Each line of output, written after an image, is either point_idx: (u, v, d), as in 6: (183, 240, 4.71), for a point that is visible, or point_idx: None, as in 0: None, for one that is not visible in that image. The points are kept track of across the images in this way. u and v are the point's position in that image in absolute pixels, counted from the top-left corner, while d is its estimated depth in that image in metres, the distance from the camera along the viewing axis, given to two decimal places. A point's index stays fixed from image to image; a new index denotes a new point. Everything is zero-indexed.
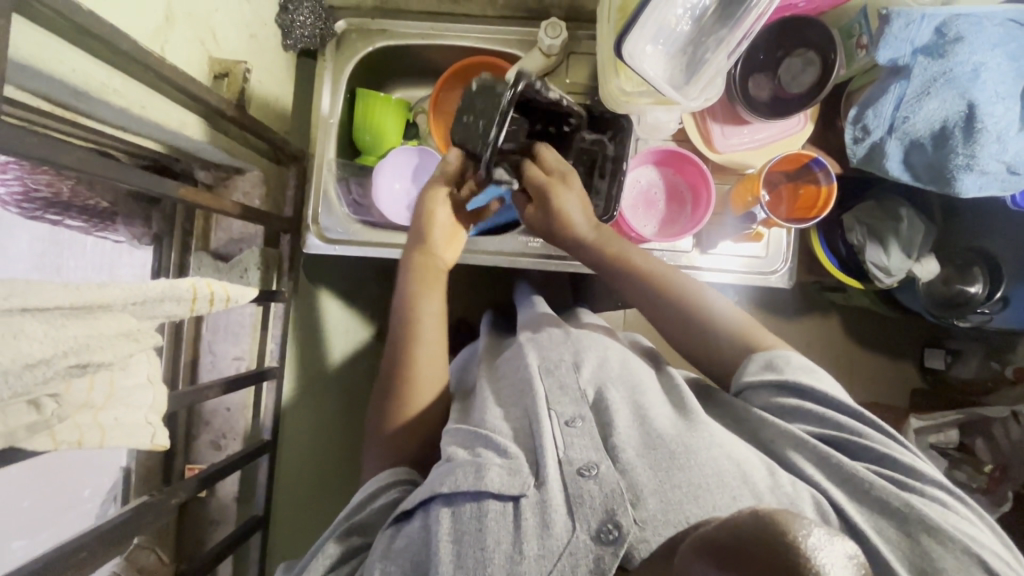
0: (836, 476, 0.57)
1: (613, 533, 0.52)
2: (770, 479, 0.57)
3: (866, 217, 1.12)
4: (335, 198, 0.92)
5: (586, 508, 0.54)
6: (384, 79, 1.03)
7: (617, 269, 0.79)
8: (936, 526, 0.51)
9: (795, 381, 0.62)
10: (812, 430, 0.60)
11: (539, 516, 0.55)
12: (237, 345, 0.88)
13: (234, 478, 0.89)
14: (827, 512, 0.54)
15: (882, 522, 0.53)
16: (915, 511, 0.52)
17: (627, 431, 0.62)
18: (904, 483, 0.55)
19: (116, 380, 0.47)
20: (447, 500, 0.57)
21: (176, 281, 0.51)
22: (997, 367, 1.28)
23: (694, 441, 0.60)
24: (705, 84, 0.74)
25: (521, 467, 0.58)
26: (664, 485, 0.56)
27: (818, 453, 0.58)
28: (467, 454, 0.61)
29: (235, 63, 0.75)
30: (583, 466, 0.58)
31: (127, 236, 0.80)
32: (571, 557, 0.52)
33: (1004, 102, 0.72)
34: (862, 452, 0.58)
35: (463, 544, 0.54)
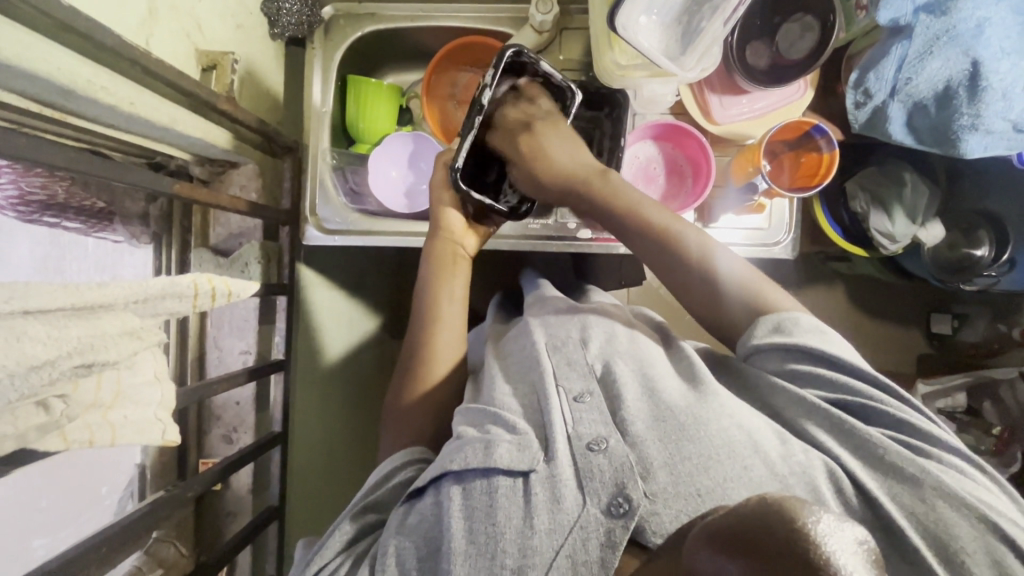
0: (849, 442, 0.57)
1: (624, 507, 0.53)
2: (784, 448, 0.57)
3: (869, 183, 1.12)
4: (331, 186, 0.91)
5: (596, 482, 0.55)
6: (374, 64, 1.01)
7: (617, 220, 0.76)
8: (950, 491, 0.51)
9: (805, 344, 0.61)
10: (826, 396, 0.60)
11: (549, 491, 0.55)
12: (243, 339, 0.89)
13: (248, 471, 0.90)
14: (841, 482, 0.54)
15: (895, 487, 0.54)
16: (930, 475, 0.52)
17: (636, 404, 0.62)
18: (918, 449, 0.55)
19: (124, 379, 0.48)
20: (457, 477, 0.58)
21: (176, 277, 0.52)
22: (1003, 329, 1.33)
23: (704, 412, 0.60)
24: (701, 54, 0.71)
25: (530, 443, 0.58)
26: (675, 458, 0.56)
27: (832, 418, 0.58)
28: (476, 432, 0.61)
29: (222, 54, 0.73)
30: (591, 440, 0.58)
31: (128, 236, 0.79)
32: (582, 530, 0.52)
33: (1009, 57, 0.70)
34: (877, 416, 0.58)
35: (474, 520, 0.55)
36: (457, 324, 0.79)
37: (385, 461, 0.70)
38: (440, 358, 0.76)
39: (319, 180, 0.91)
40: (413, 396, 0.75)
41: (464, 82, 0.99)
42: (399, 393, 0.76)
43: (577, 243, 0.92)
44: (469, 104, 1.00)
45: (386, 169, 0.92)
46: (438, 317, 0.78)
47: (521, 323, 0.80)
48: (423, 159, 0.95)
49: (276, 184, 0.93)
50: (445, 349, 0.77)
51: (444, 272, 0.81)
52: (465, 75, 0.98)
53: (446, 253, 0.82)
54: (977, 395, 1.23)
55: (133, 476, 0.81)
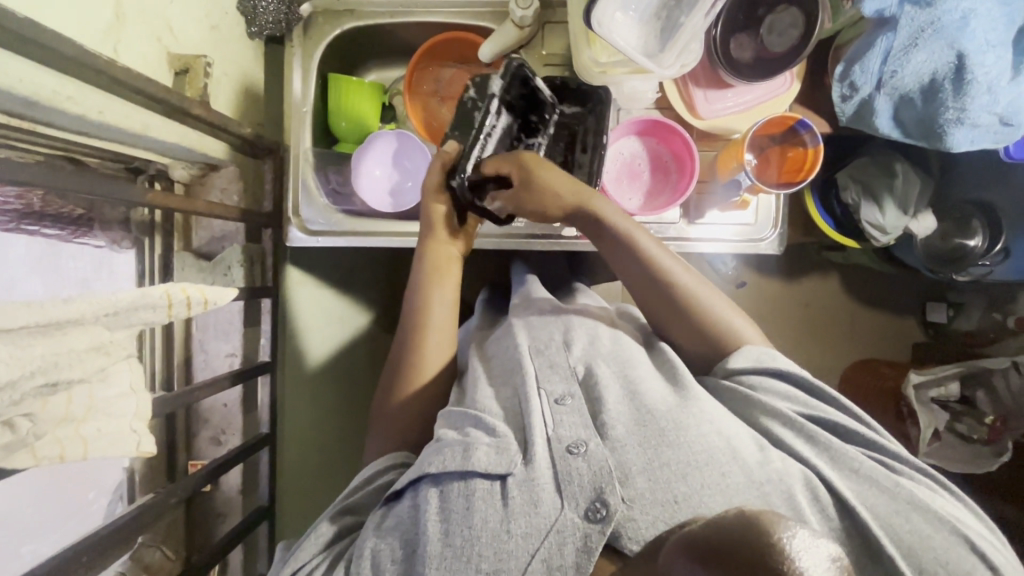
0: (827, 455, 0.58)
1: (601, 512, 0.54)
2: (760, 454, 0.57)
3: (859, 174, 1.10)
4: (314, 187, 0.91)
5: (575, 486, 0.55)
6: (356, 61, 1.00)
7: (602, 233, 0.76)
8: (923, 505, 0.53)
9: (788, 369, 0.64)
10: (804, 413, 0.61)
11: (526, 495, 0.55)
12: (230, 342, 0.90)
13: (237, 471, 0.91)
14: (816, 488, 0.55)
15: (872, 498, 0.55)
16: (904, 489, 0.54)
17: (617, 407, 0.62)
18: (890, 466, 0.58)
19: (96, 393, 0.48)
20: (435, 479, 0.59)
21: (148, 289, 0.52)
22: (999, 318, 1.25)
23: (684, 416, 0.60)
24: (682, 49, 0.69)
25: (509, 446, 0.59)
26: (653, 463, 0.56)
27: (809, 432, 0.59)
28: (455, 435, 0.61)
29: (194, 58, 0.71)
30: (571, 444, 0.58)
31: (107, 241, 0.78)
32: (559, 534, 0.53)
33: (994, 50, 0.69)
34: (853, 434, 0.59)
35: (451, 523, 0.55)
36: (444, 327, 0.78)
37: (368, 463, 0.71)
38: (426, 360, 0.76)
39: (302, 180, 0.91)
40: (395, 399, 0.75)
41: (447, 77, 0.97)
42: (385, 395, 0.77)
43: (563, 241, 0.92)
44: (453, 100, 0.99)
45: (369, 174, 0.91)
46: (426, 320, 0.78)
47: (503, 325, 0.79)
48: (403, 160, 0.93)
49: (258, 184, 0.92)
50: (433, 352, 0.77)
51: (434, 273, 0.79)
52: (448, 71, 0.97)
53: (440, 259, 0.80)
54: (970, 385, 1.23)
55: (121, 480, 0.81)
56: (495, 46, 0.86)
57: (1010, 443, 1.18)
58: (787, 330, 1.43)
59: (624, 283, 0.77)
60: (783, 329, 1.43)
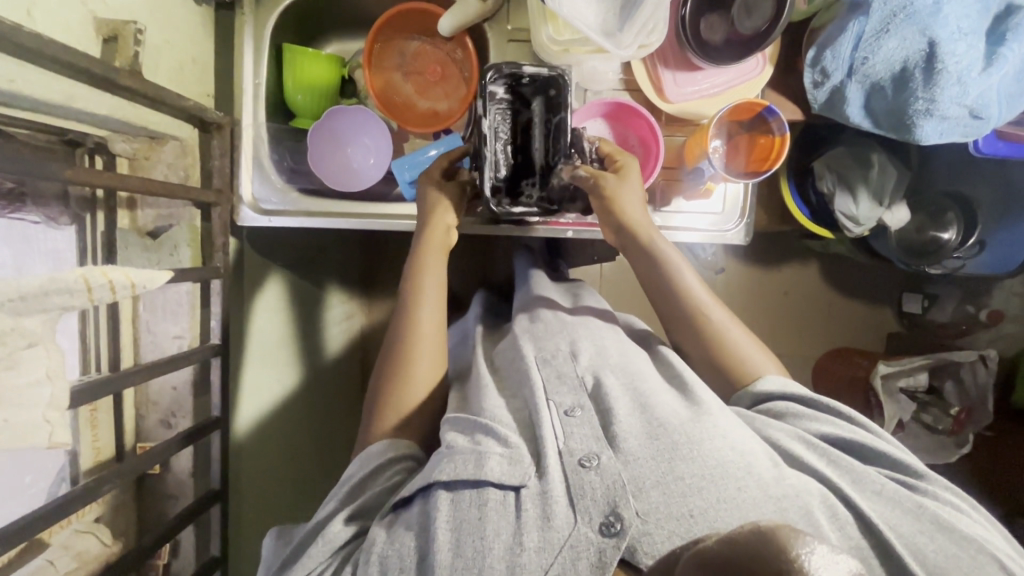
0: (848, 477, 0.58)
1: (616, 526, 0.52)
2: (776, 470, 0.56)
3: (836, 164, 1.07)
4: (268, 165, 0.88)
5: (587, 500, 0.54)
6: (313, 31, 0.95)
7: (637, 248, 0.76)
8: (950, 525, 0.53)
9: (821, 401, 0.65)
10: (826, 434, 0.62)
11: (539, 508, 0.54)
12: (178, 323, 0.85)
13: (188, 454, 0.88)
14: (835, 508, 0.54)
15: (900, 518, 0.54)
16: (929, 509, 0.54)
17: (628, 421, 0.61)
18: (915, 487, 0.58)
19: (4, 381, 0.47)
20: (447, 486, 0.57)
21: (63, 274, 0.51)
22: (971, 310, 1.32)
23: (697, 431, 0.59)
24: (643, 28, 0.66)
25: (522, 457, 0.58)
26: (666, 477, 0.55)
27: (830, 455, 0.60)
28: (466, 441, 0.60)
29: (123, 24, 0.66)
30: (583, 457, 0.57)
31: (43, 217, 0.72)
32: (572, 550, 0.51)
33: (967, 38, 0.66)
34: (877, 455, 0.60)
35: (462, 532, 0.53)
36: (438, 300, 0.77)
37: (358, 454, 0.67)
38: (419, 344, 0.73)
39: (254, 157, 0.87)
40: None
41: (411, 51, 0.94)
42: (376, 387, 0.73)
43: (544, 230, 0.89)
44: (417, 75, 0.95)
45: (324, 162, 0.89)
46: (419, 296, 0.76)
47: (509, 332, 0.79)
48: (352, 141, 0.90)
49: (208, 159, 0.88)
50: (431, 344, 0.74)
51: (430, 246, 0.79)
52: (413, 44, 0.93)
53: (436, 238, 0.79)
54: (939, 376, 1.25)
55: (65, 462, 0.75)
56: (456, 18, 0.82)
57: (971, 435, 1.22)
58: (763, 318, 1.42)
59: (650, 298, 0.78)
60: (758, 318, 1.42)
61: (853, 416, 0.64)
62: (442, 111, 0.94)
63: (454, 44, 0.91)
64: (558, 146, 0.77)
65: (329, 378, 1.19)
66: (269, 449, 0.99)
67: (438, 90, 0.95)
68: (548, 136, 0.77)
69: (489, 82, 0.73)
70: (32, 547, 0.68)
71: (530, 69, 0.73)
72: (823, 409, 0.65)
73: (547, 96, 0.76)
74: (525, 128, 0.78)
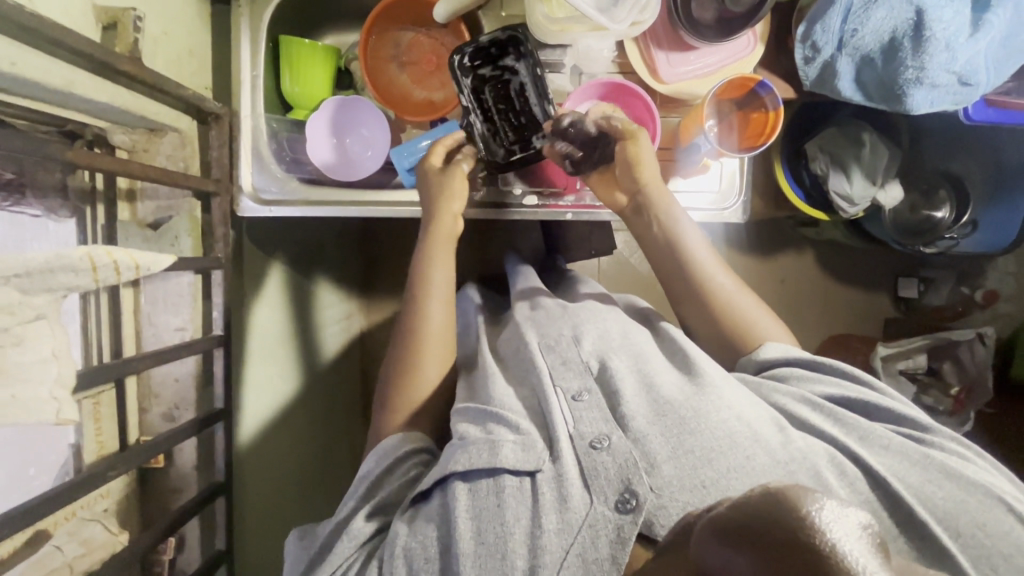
0: (856, 435, 0.59)
1: (631, 502, 0.53)
2: (782, 436, 0.57)
3: (829, 146, 1.09)
4: (268, 155, 0.89)
5: (601, 480, 0.55)
6: (308, 25, 0.96)
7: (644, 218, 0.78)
8: (956, 473, 0.54)
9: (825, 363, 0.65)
10: (830, 395, 0.63)
11: (556, 490, 0.55)
12: (179, 315, 0.85)
13: (192, 447, 0.88)
14: (842, 466, 0.55)
15: (908, 470, 0.55)
16: (936, 459, 0.55)
17: (635, 399, 0.61)
18: (921, 439, 0.58)
19: (8, 356, 0.46)
20: (463, 477, 0.57)
21: (66, 251, 0.51)
22: (966, 292, 1.36)
23: (703, 404, 0.60)
24: (636, 4, 0.67)
25: (535, 442, 0.58)
26: (677, 451, 0.56)
27: (835, 414, 0.60)
28: (478, 431, 0.60)
29: (122, 10, 0.67)
30: (594, 439, 0.58)
31: (44, 210, 0.72)
32: (591, 529, 0.52)
33: (953, 5, 0.68)
34: (881, 412, 0.61)
35: (483, 520, 0.54)
36: (444, 289, 0.77)
37: (373, 448, 0.67)
38: (428, 340, 0.73)
39: (254, 148, 0.88)
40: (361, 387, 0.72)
41: (406, 43, 0.95)
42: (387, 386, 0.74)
43: (541, 215, 0.88)
44: (413, 66, 0.95)
45: (323, 154, 0.89)
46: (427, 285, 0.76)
47: (511, 322, 0.79)
48: (350, 132, 0.92)
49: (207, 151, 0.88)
50: (438, 328, 0.74)
51: (436, 237, 0.79)
52: (406, 35, 0.95)
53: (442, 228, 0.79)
54: (938, 356, 1.26)
55: (68, 456, 0.74)
56: (450, 4, 0.82)
57: (972, 413, 1.22)
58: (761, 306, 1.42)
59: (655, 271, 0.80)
60: None
61: (858, 373, 0.64)
62: (437, 100, 0.94)
63: (446, 31, 0.92)
64: (545, 100, 0.81)
65: (329, 376, 1.18)
66: (274, 441, 0.99)
67: (433, 80, 0.95)
68: (531, 92, 0.81)
69: (455, 65, 0.80)
70: (38, 538, 0.67)
71: (485, 37, 0.79)
72: (827, 370, 0.65)
73: (514, 57, 0.80)
74: (511, 91, 0.82)
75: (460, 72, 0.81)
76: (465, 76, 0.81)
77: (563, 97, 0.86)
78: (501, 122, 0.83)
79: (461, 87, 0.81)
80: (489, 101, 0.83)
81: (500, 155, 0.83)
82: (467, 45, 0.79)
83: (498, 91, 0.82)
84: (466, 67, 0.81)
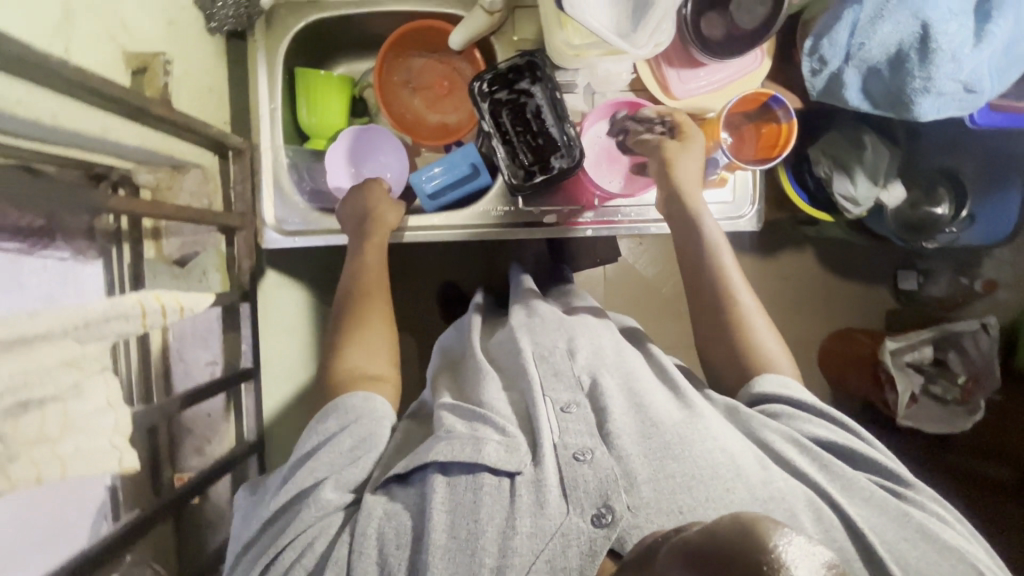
0: (838, 482, 0.61)
1: (607, 517, 0.55)
2: (764, 473, 0.59)
3: (831, 149, 1.12)
4: (289, 187, 0.89)
5: (580, 492, 0.57)
6: (322, 55, 0.98)
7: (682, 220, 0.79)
8: (933, 534, 0.57)
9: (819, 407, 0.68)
10: (820, 438, 0.64)
11: (533, 495, 0.57)
12: (209, 350, 0.86)
13: (225, 481, 0.89)
14: (821, 514, 0.57)
15: (887, 526, 0.58)
16: (914, 518, 0.58)
17: (622, 417, 0.64)
18: (900, 494, 0.61)
19: (71, 410, 0.46)
20: (442, 469, 0.60)
21: (119, 299, 0.51)
22: (965, 282, 1.39)
23: (689, 432, 0.62)
24: (656, 27, 0.68)
25: (519, 446, 0.61)
26: (658, 474, 0.58)
27: (821, 460, 0.62)
28: (464, 428, 0.63)
29: (152, 56, 0.69)
30: (577, 451, 0.60)
31: (71, 252, 0.72)
32: (563, 538, 0.54)
33: (957, 19, 0.70)
34: (866, 462, 0.63)
35: (457, 514, 0.56)
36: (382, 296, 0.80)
37: (336, 406, 0.68)
38: (369, 340, 0.76)
39: (275, 180, 0.88)
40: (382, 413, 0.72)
41: (418, 68, 0.96)
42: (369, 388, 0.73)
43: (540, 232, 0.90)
44: (426, 91, 0.97)
45: (343, 186, 0.90)
46: (367, 290, 0.80)
47: (507, 325, 0.79)
48: (367, 161, 0.92)
49: None
50: (376, 332, 0.76)
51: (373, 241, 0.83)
52: (419, 61, 0.96)
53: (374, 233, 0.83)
54: (942, 347, 1.29)
55: (104, 498, 0.73)
56: (466, 32, 0.85)
57: (981, 402, 1.25)
58: (769, 306, 1.42)
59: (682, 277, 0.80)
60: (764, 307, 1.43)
61: (848, 423, 0.67)
62: (451, 123, 0.96)
63: (460, 58, 0.93)
64: (564, 121, 0.82)
65: None
66: None
67: (446, 104, 0.97)
68: (549, 115, 0.83)
69: (474, 93, 0.82)
70: None
71: (501, 66, 0.82)
72: (818, 415, 0.67)
73: (530, 82, 0.83)
74: (530, 114, 0.84)
75: (479, 100, 0.83)
76: (483, 102, 0.83)
77: (579, 117, 0.88)
78: (519, 145, 0.84)
79: (481, 113, 0.83)
80: (507, 125, 0.84)
81: (521, 173, 0.83)
82: (484, 73, 0.82)
83: (516, 115, 0.84)
84: (484, 95, 0.83)
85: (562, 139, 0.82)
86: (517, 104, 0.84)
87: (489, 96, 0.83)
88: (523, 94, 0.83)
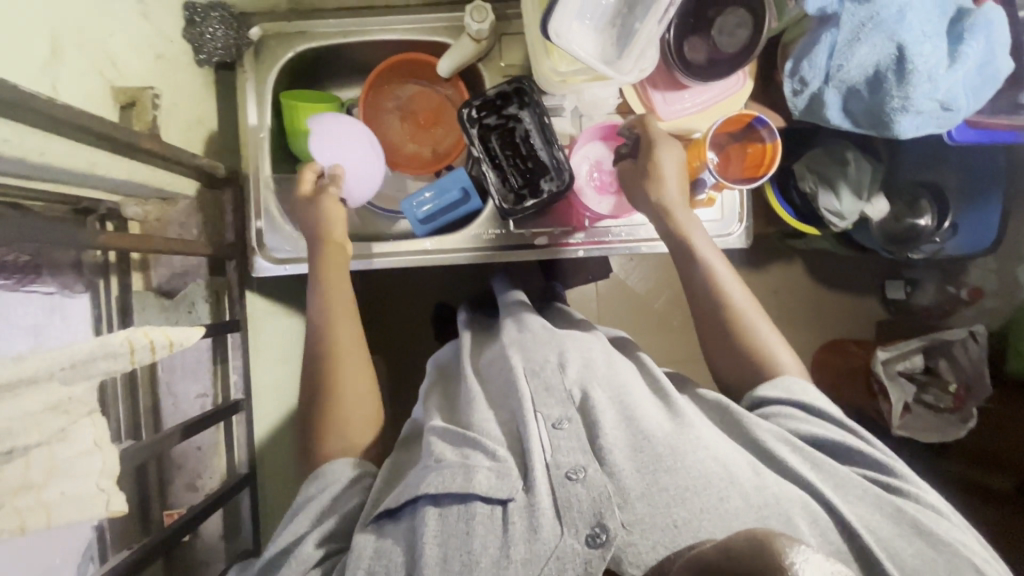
0: (831, 481, 0.61)
1: (601, 537, 0.54)
2: (757, 479, 0.59)
3: (814, 165, 1.14)
4: (278, 215, 0.88)
5: (575, 512, 0.56)
6: (311, 82, 0.99)
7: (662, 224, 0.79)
8: (927, 530, 0.56)
9: (817, 407, 0.67)
10: (813, 438, 0.64)
11: (526, 520, 0.56)
12: (199, 382, 0.85)
13: (217, 515, 0.87)
14: (816, 516, 0.57)
15: (880, 522, 0.57)
16: (909, 512, 0.57)
17: (614, 432, 0.62)
18: (894, 489, 0.61)
19: (56, 454, 0.46)
20: (434, 500, 0.58)
21: (107, 337, 0.49)
22: (952, 291, 1.37)
23: (681, 443, 0.61)
24: (641, 53, 0.71)
25: (510, 471, 0.60)
26: (652, 488, 0.58)
27: (813, 458, 0.62)
28: (456, 456, 0.62)
29: (141, 89, 0.70)
30: (570, 470, 0.59)
31: (59, 286, 0.70)
32: (559, 561, 0.53)
33: (930, 41, 0.73)
34: (860, 458, 0.63)
35: (449, 547, 0.55)
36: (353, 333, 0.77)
37: (318, 473, 0.68)
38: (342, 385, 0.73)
39: (263, 207, 0.88)
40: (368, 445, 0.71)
41: (407, 94, 0.96)
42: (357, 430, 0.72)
43: (524, 253, 0.91)
44: (414, 116, 0.97)
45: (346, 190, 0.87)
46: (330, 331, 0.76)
47: (497, 342, 0.79)
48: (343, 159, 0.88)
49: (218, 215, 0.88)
50: (350, 368, 0.74)
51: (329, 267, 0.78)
52: (409, 88, 0.96)
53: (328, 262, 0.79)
54: (932, 355, 1.29)
55: (92, 538, 0.71)
56: (453, 59, 0.86)
57: (974, 409, 1.23)
58: None
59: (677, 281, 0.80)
60: None
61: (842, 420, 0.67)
62: (441, 148, 0.97)
63: (448, 85, 0.94)
64: (552, 144, 0.83)
65: None
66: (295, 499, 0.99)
67: (434, 129, 0.97)
68: (536, 138, 0.84)
69: (463, 119, 0.83)
70: None
71: (490, 91, 0.83)
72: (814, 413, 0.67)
73: (518, 107, 0.84)
74: (518, 139, 0.84)
75: (468, 126, 0.84)
76: (472, 127, 0.84)
77: (568, 140, 0.89)
78: (509, 169, 0.85)
79: (470, 138, 0.84)
80: (497, 150, 0.85)
81: (510, 199, 0.84)
82: (473, 99, 0.83)
83: (504, 140, 0.85)
84: (473, 120, 0.84)
85: (550, 163, 0.83)
86: (506, 129, 0.85)
87: (478, 122, 0.84)
88: (512, 119, 0.84)
